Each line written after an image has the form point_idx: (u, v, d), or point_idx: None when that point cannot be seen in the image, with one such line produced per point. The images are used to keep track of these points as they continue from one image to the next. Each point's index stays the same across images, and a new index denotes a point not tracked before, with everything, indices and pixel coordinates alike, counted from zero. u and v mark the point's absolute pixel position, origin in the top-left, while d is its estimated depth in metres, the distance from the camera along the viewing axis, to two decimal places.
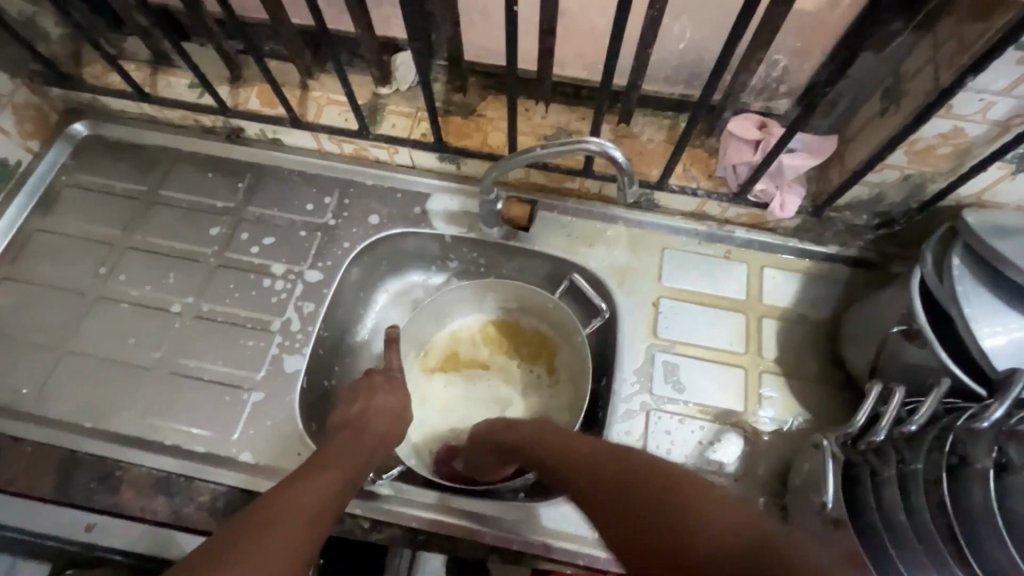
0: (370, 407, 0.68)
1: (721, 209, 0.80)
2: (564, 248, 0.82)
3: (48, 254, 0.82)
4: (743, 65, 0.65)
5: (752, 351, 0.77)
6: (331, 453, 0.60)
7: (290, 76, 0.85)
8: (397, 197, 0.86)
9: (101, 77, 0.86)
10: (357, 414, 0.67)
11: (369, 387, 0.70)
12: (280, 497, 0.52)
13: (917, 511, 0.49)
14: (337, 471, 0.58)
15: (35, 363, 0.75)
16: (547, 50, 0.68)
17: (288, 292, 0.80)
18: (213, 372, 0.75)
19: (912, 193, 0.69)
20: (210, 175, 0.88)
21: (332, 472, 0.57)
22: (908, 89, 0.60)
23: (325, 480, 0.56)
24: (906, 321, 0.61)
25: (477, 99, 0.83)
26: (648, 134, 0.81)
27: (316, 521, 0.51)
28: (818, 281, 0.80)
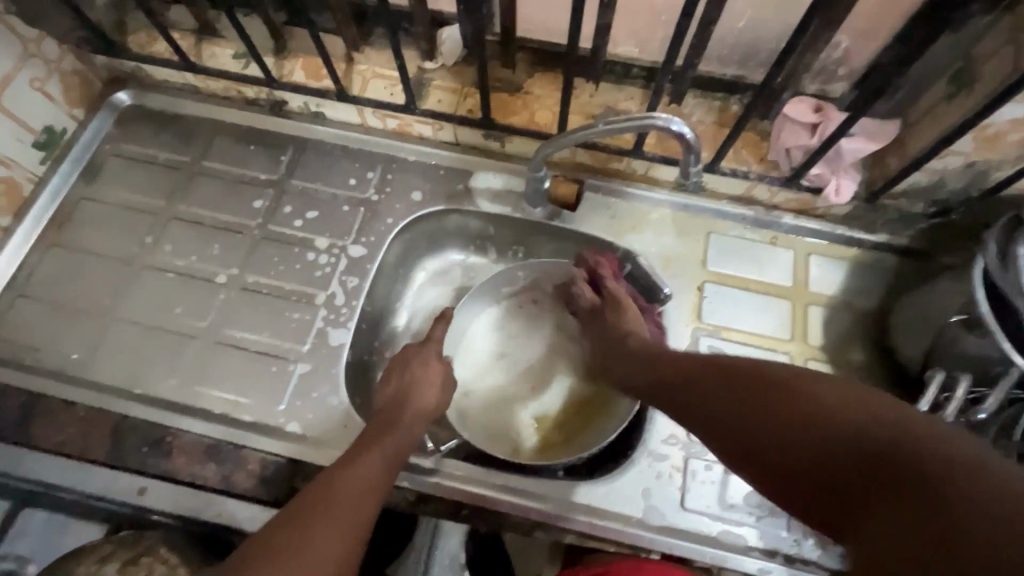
0: (416, 380, 0.69)
1: (770, 193, 0.78)
2: (609, 230, 0.82)
3: (95, 222, 0.83)
4: (808, 46, 0.64)
5: (797, 338, 0.76)
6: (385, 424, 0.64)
7: (335, 48, 0.84)
8: (440, 173, 0.86)
9: (146, 45, 0.86)
10: (404, 388, 0.68)
11: (414, 360, 0.72)
12: (328, 482, 0.54)
13: None
14: (379, 450, 0.60)
15: (84, 329, 0.76)
16: (606, 25, 0.67)
17: (332, 267, 0.80)
18: (258, 343, 0.75)
19: (973, 182, 0.68)
20: (252, 147, 0.88)
21: (374, 453, 0.59)
22: (982, 74, 0.59)
23: (379, 454, 0.59)
24: (966, 311, 0.60)
25: (524, 76, 0.82)
26: (698, 115, 0.79)
27: (371, 494, 0.55)
28: (866, 269, 0.79)
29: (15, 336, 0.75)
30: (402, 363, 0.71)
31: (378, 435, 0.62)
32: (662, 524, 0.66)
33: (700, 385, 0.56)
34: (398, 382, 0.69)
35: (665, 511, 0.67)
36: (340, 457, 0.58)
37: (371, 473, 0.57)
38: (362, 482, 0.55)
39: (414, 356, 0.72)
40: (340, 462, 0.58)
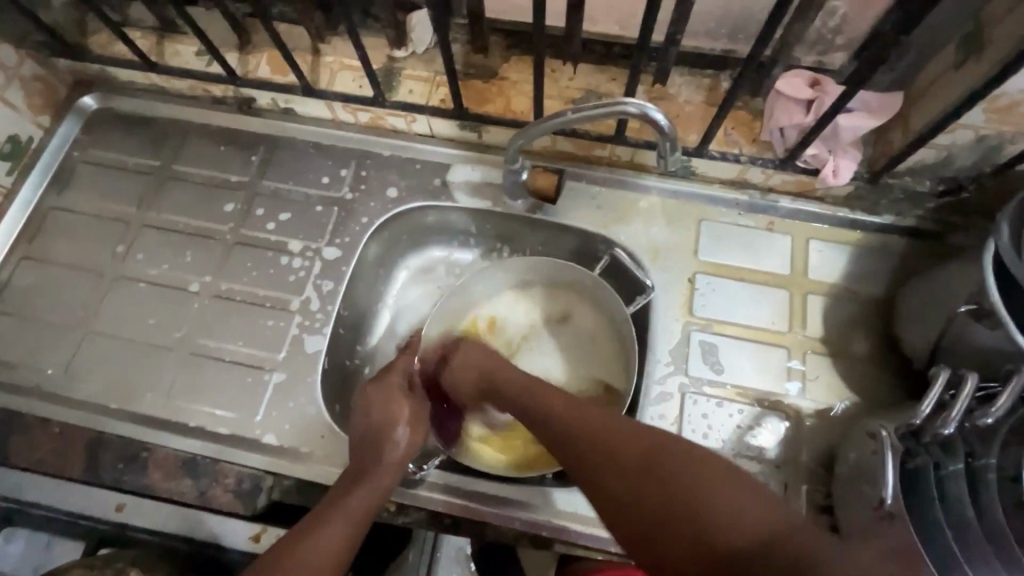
0: (395, 416, 0.66)
1: (765, 176, 0.73)
2: (593, 222, 0.77)
3: (66, 233, 0.81)
4: (798, 15, 0.58)
5: (795, 329, 0.72)
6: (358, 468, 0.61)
7: (300, 40, 0.80)
8: (415, 168, 0.82)
9: (107, 46, 0.83)
10: (384, 419, 0.65)
11: (397, 386, 0.69)
12: (313, 531, 0.54)
13: (989, 508, 0.46)
14: (364, 486, 0.59)
15: (58, 344, 0.75)
16: (577, 2, 0.62)
17: (306, 270, 0.77)
18: (233, 353, 0.73)
19: (985, 157, 0.62)
20: (223, 148, 0.84)
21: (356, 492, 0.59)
22: (992, 37, 0.53)
23: (363, 492, 0.59)
24: (975, 300, 0.55)
25: (499, 61, 0.77)
26: (686, 94, 0.74)
27: (349, 548, 0.54)
28: (870, 253, 0.74)
29: None
30: (381, 396, 0.67)
31: (351, 486, 0.59)
32: None
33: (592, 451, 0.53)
34: (375, 416, 0.66)
35: None
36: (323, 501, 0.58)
37: (347, 532, 0.55)
38: (338, 540, 0.54)
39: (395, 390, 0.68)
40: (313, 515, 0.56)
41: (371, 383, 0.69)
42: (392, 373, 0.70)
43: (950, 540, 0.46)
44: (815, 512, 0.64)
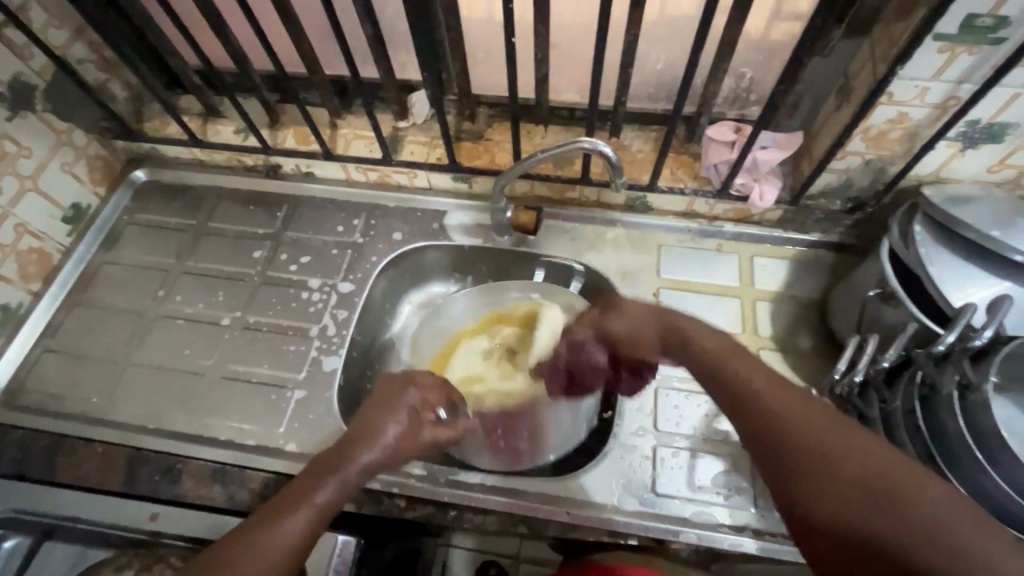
0: (394, 405, 0.64)
1: (708, 206, 0.88)
2: (569, 251, 0.91)
3: (113, 283, 0.93)
4: (711, 76, 0.76)
5: (748, 330, 0.83)
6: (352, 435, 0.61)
7: (321, 118, 0.97)
8: (417, 216, 0.97)
9: (160, 129, 1.00)
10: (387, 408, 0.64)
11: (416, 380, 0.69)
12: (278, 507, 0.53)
13: (901, 444, 0.54)
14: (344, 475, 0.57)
15: (102, 376, 0.84)
16: (544, 75, 0.80)
17: (324, 302, 0.89)
18: (259, 375, 0.83)
19: (877, 178, 0.78)
20: (252, 207, 0.99)
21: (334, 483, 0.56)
22: (856, 84, 0.69)
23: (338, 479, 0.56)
24: (880, 285, 0.68)
25: (484, 126, 0.95)
26: (637, 144, 0.91)
27: (311, 536, 0.52)
28: (805, 266, 0.88)
29: (41, 387, 0.84)
30: (388, 396, 0.66)
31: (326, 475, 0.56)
32: (636, 509, 0.71)
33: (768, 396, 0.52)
34: (368, 423, 0.62)
35: (639, 496, 0.72)
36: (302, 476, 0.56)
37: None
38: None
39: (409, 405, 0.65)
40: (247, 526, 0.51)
41: (387, 378, 0.69)
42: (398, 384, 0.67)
43: None
44: None
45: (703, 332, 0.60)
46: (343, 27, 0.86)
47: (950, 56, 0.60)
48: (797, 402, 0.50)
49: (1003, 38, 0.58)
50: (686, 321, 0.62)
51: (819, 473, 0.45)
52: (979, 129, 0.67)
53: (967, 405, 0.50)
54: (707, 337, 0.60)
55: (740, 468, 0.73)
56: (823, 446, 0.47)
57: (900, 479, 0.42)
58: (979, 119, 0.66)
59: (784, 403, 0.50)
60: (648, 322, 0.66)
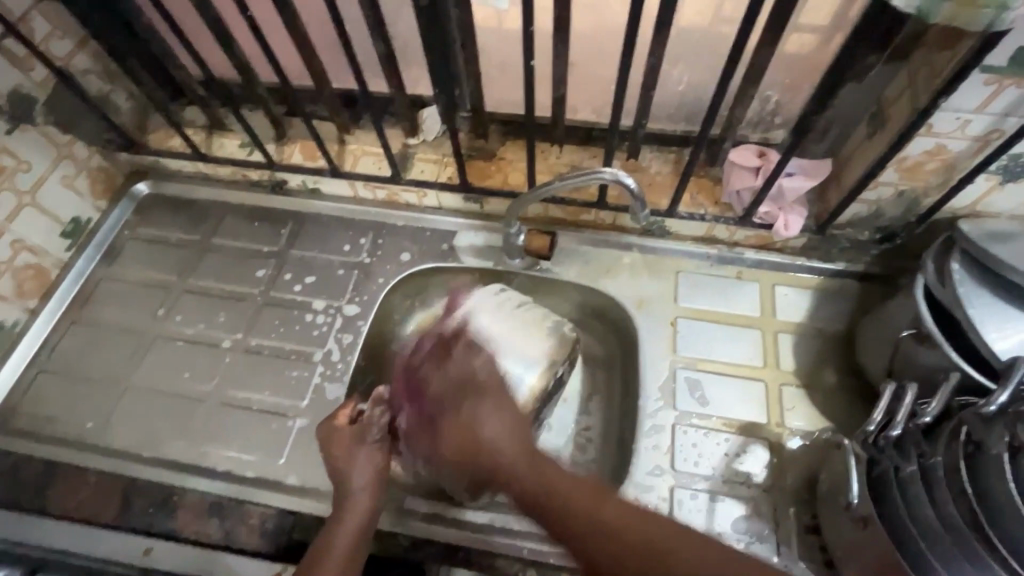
0: (348, 456, 0.69)
1: (729, 232, 0.85)
2: (583, 276, 0.88)
3: (112, 300, 0.90)
4: (737, 100, 0.72)
5: (770, 364, 0.80)
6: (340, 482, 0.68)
7: (329, 133, 0.95)
8: (426, 235, 0.93)
9: (164, 142, 0.97)
10: (342, 452, 0.70)
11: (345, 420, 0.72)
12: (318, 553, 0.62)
13: (943, 504, 0.50)
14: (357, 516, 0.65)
15: (98, 399, 0.82)
16: (561, 96, 0.76)
17: (328, 325, 0.86)
18: (260, 402, 0.80)
19: (909, 209, 0.74)
20: (257, 223, 0.96)
21: (351, 517, 0.65)
22: (891, 113, 0.66)
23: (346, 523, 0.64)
24: (914, 325, 0.65)
25: (497, 144, 0.92)
26: (656, 166, 0.87)
27: (352, 563, 0.62)
28: (829, 296, 0.84)
29: (35, 409, 0.82)
30: (336, 438, 0.70)
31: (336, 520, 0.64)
32: None
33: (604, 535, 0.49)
34: (338, 459, 0.69)
35: None
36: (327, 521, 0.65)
37: None
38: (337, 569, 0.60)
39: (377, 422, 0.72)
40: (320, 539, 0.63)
41: (320, 427, 0.72)
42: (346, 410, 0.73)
43: (917, 537, 0.51)
44: (804, 533, 0.69)
45: (484, 415, 0.59)
46: (354, 41, 0.82)
47: (997, 88, 0.57)
48: (522, 461, 0.56)
49: None
50: (494, 430, 0.58)
51: (572, 516, 0.51)
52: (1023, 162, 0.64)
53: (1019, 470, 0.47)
54: (501, 437, 0.58)
55: (762, 514, 0.70)
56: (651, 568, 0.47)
57: None
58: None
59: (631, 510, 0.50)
60: (488, 400, 0.61)
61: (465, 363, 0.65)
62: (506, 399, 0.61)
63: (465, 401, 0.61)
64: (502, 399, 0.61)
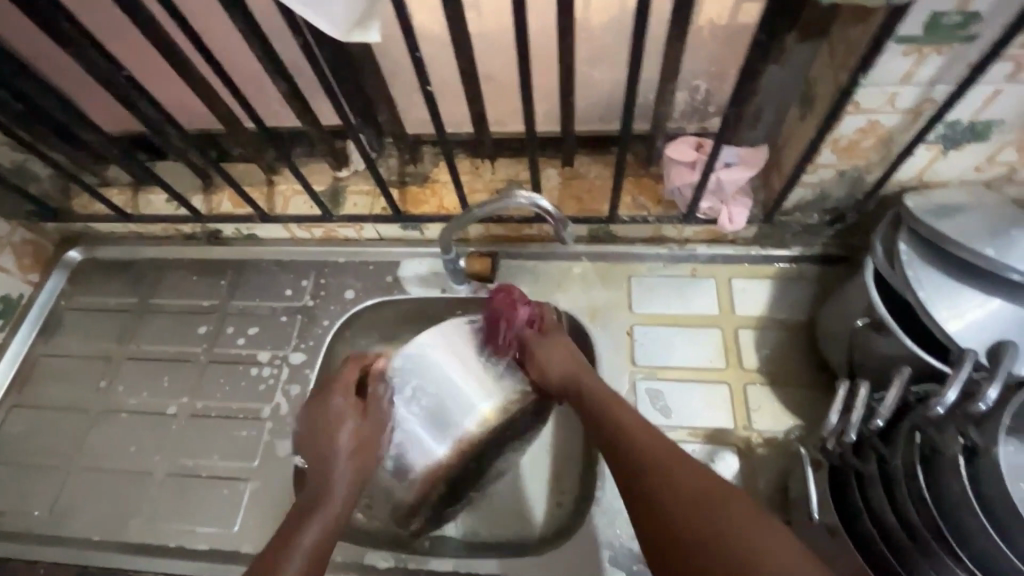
0: (333, 431, 0.62)
1: (677, 230, 0.81)
2: (534, 293, 0.84)
3: (53, 377, 0.88)
4: (660, 97, 0.69)
5: (732, 364, 0.77)
6: (319, 465, 0.61)
7: (256, 176, 0.91)
8: (369, 269, 0.89)
9: (88, 206, 0.93)
10: (322, 435, 0.62)
11: (342, 388, 0.64)
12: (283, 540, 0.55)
13: (906, 513, 0.47)
14: (331, 501, 0.58)
15: (46, 485, 0.79)
16: (479, 113, 0.73)
17: (275, 378, 0.83)
18: (210, 468, 0.77)
19: (854, 188, 0.71)
20: (195, 277, 0.93)
21: (332, 500, 0.58)
22: (817, 94, 0.63)
23: (318, 519, 0.56)
24: (868, 314, 0.61)
25: (429, 166, 0.88)
26: (594, 170, 0.84)
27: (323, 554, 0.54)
28: (788, 284, 0.81)
29: None
30: (320, 415, 0.64)
31: (302, 518, 0.56)
32: None
33: (665, 477, 0.53)
34: (322, 440, 0.62)
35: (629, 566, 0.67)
36: (289, 514, 0.57)
37: None
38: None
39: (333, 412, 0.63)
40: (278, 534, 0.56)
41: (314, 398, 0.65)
42: (313, 405, 0.65)
43: (886, 552, 0.48)
44: None
45: (580, 364, 0.67)
46: (261, 81, 0.79)
47: (918, 58, 0.54)
48: (626, 421, 0.59)
49: (974, 36, 0.51)
50: (632, 415, 0.60)
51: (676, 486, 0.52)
52: (960, 129, 0.60)
53: (975, 470, 0.44)
54: (563, 368, 0.66)
55: None
56: (716, 522, 0.48)
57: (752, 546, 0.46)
58: (959, 119, 0.59)
59: (660, 448, 0.56)
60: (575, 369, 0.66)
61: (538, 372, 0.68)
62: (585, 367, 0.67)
63: (580, 386, 0.65)
64: (591, 380, 0.65)
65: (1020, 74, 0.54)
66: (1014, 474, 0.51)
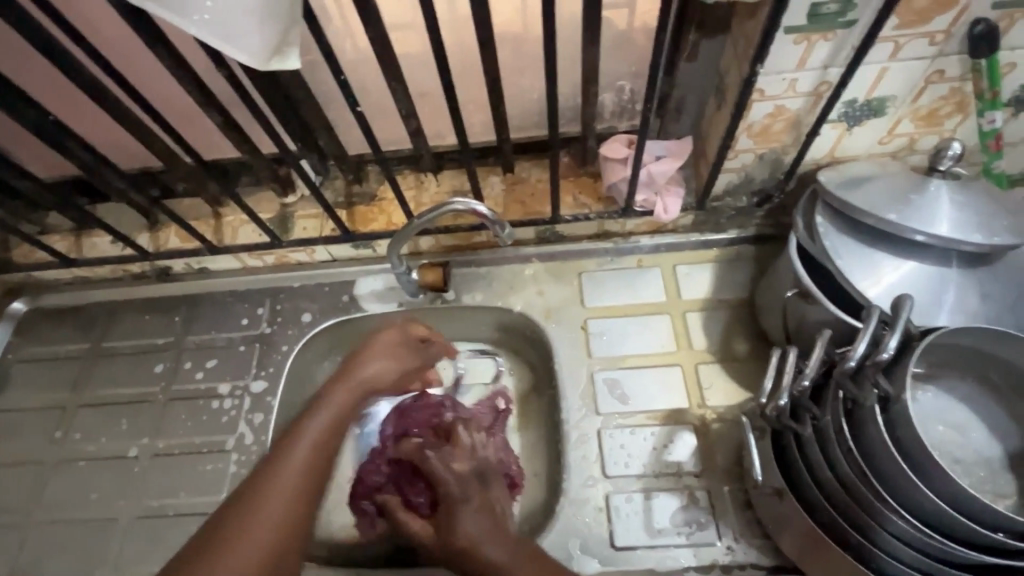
0: (370, 364, 0.71)
1: (620, 224, 0.85)
2: (488, 298, 0.86)
3: (4, 433, 0.85)
4: (585, 100, 0.72)
5: (683, 346, 0.80)
6: (341, 390, 0.68)
7: (202, 209, 0.91)
8: (324, 291, 0.90)
9: (30, 255, 0.91)
10: (360, 369, 0.71)
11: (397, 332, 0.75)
12: (283, 450, 0.61)
13: (838, 466, 0.50)
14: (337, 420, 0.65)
15: (4, 544, 0.77)
16: (415, 129, 0.75)
17: (236, 409, 0.82)
18: (177, 506, 0.77)
19: (775, 169, 0.75)
20: (147, 316, 0.91)
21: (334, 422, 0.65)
22: (728, 86, 0.67)
23: (326, 427, 0.64)
24: (796, 284, 0.65)
25: (376, 185, 0.89)
26: (535, 175, 0.87)
27: (313, 480, 0.60)
28: (729, 265, 0.84)
29: None
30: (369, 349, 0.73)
31: (302, 430, 0.63)
32: (598, 570, 0.68)
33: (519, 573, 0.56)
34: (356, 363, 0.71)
35: (601, 553, 0.68)
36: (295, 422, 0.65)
37: (260, 533, 0.54)
38: (242, 573, 0.51)
39: (335, 421, 0.65)
40: (241, 493, 0.58)
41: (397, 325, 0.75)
42: (332, 394, 0.67)
43: (826, 504, 0.52)
44: (742, 510, 0.69)
45: (470, 526, 0.59)
46: (196, 114, 0.79)
47: (808, 45, 0.58)
48: (508, 559, 0.57)
49: (854, 21, 0.56)
50: (474, 528, 0.59)
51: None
52: (859, 107, 0.65)
53: (890, 417, 0.48)
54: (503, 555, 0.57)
55: (697, 501, 0.70)
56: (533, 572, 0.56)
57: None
58: (855, 98, 0.64)
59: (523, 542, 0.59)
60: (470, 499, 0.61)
61: (455, 523, 0.59)
62: (489, 498, 0.62)
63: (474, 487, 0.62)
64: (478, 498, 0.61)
65: (901, 53, 0.59)
66: (925, 417, 0.57)
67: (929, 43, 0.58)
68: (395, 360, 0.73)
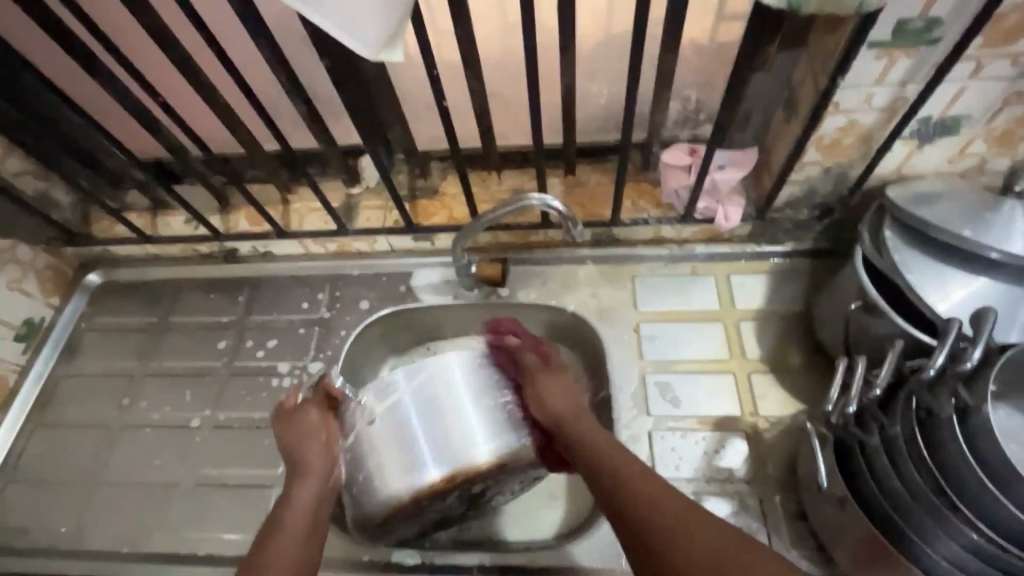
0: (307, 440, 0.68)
1: (676, 231, 0.86)
2: (542, 296, 0.88)
3: (75, 397, 0.90)
4: (655, 105, 0.74)
5: (736, 355, 0.80)
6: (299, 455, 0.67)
7: (272, 195, 0.95)
8: (383, 280, 0.93)
9: (109, 230, 0.96)
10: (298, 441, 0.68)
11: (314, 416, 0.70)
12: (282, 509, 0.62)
13: (908, 474, 0.51)
14: (315, 474, 0.66)
15: (71, 502, 0.81)
16: (487, 126, 0.77)
17: (295, 388, 0.85)
18: (236, 477, 0.80)
19: (839, 183, 0.76)
20: (212, 295, 0.95)
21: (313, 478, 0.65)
22: (800, 98, 0.68)
23: (309, 482, 0.65)
24: (861, 297, 0.65)
25: (438, 181, 0.92)
26: (595, 179, 0.89)
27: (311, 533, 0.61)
28: (784, 277, 0.85)
29: (8, 523, 0.81)
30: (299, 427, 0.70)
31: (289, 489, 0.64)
32: None
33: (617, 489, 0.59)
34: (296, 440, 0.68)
35: None
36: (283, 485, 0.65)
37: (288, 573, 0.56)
38: None
39: (316, 501, 0.64)
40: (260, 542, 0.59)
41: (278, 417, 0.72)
42: (299, 488, 0.64)
43: (892, 513, 0.52)
44: (793, 520, 0.69)
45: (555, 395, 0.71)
46: (277, 103, 0.83)
47: (889, 61, 0.59)
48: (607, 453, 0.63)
49: (939, 39, 0.57)
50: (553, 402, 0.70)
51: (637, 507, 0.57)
52: (933, 124, 0.66)
53: (966, 428, 0.49)
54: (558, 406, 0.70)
55: (748, 508, 0.70)
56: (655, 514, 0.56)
57: (669, 516, 0.55)
58: (930, 115, 0.65)
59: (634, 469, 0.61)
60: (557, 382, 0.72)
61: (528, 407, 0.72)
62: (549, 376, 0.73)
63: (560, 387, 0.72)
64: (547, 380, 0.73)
65: (982, 72, 0.60)
66: (1003, 434, 0.56)
67: (1011, 64, 0.59)
68: (318, 443, 0.68)
